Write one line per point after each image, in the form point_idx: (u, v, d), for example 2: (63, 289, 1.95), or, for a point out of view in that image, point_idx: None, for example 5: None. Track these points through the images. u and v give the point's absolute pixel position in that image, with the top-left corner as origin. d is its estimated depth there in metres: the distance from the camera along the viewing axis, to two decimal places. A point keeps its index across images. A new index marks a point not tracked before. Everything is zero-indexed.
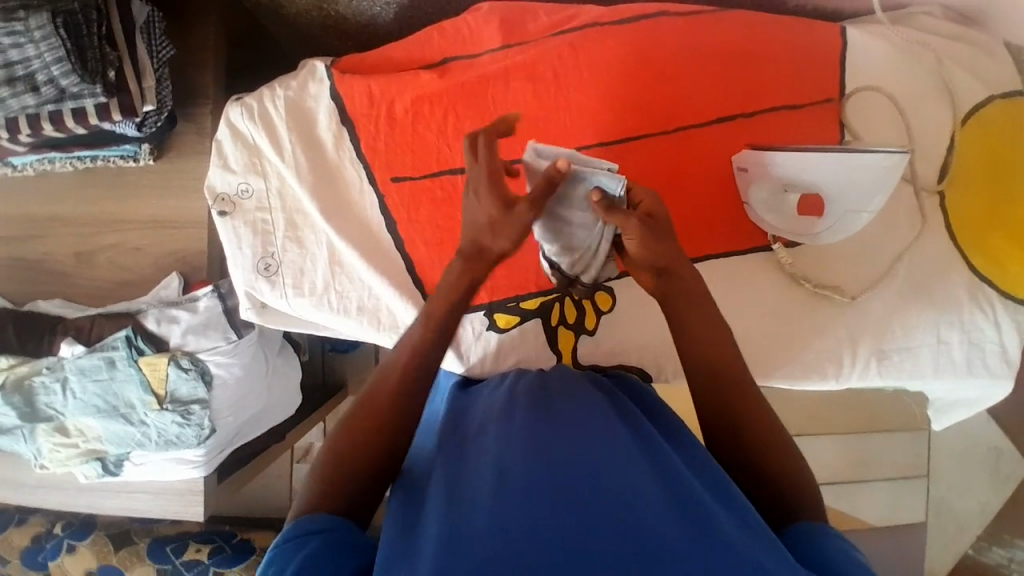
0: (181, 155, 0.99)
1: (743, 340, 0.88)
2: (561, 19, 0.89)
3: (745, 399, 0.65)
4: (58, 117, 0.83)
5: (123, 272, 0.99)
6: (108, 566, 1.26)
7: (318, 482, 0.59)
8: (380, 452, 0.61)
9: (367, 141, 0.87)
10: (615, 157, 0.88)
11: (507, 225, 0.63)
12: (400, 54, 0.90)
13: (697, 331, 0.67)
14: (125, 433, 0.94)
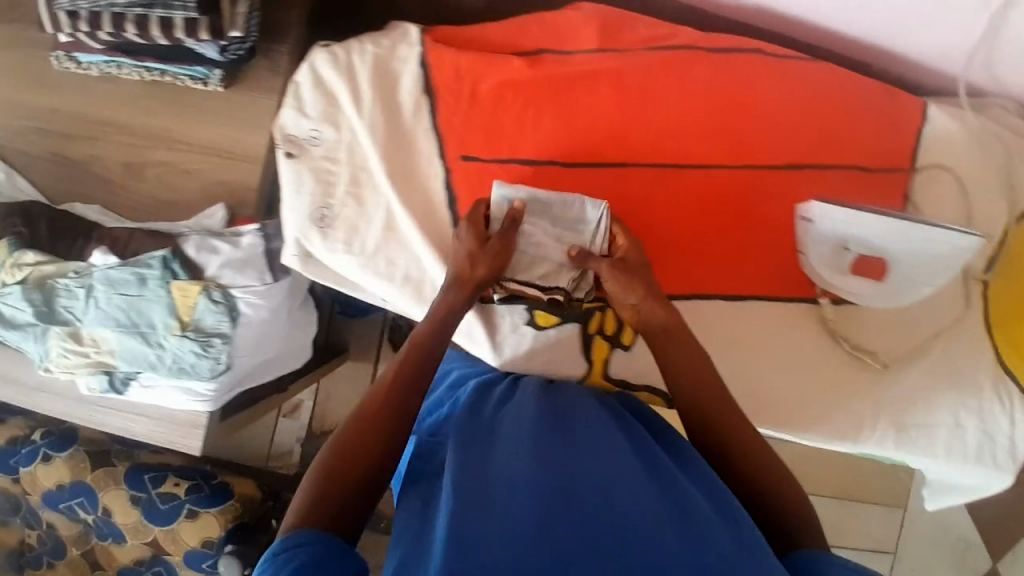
0: (252, 87, 0.97)
1: (773, 386, 0.89)
2: (657, 34, 0.89)
3: (739, 438, 0.70)
4: (144, 22, 0.81)
5: (170, 192, 0.98)
6: (80, 482, 1.25)
7: (322, 472, 0.63)
8: (375, 458, 0.64)
9: (445, 112, 0.85)
10: (685, 181, 0.88)
11: (484, 257, 0.78)
12: (494, 37, 0.89)
13: (680, 368, 0.74)
14: (140, 353, 0.93)
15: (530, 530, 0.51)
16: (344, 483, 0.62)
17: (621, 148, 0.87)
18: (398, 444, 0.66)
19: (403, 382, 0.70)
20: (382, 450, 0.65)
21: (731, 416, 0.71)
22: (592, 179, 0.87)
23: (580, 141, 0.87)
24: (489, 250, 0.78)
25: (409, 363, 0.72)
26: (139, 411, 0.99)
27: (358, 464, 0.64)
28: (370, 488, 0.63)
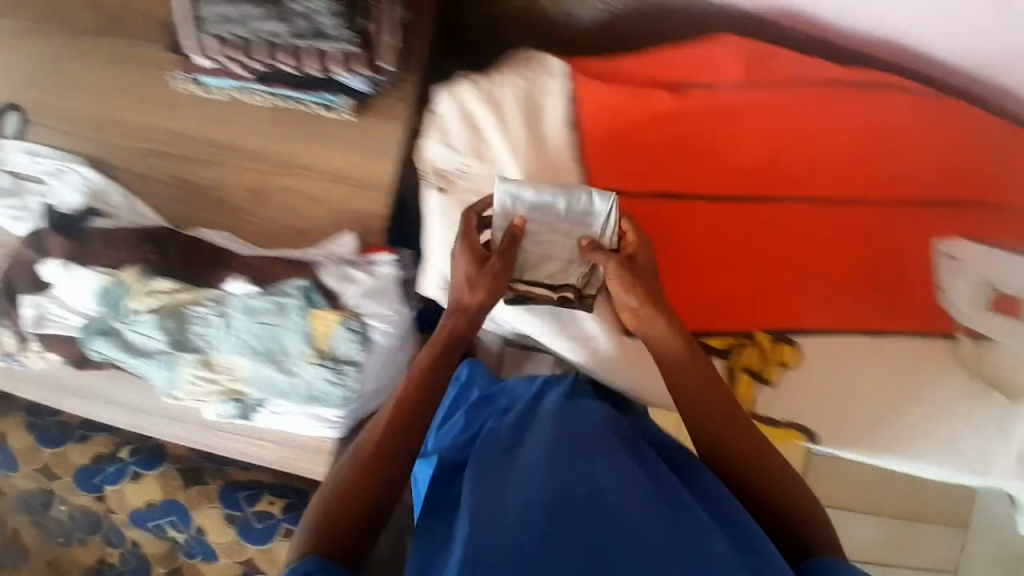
0: (381, 114, 0.97)
1: (901, 418, 0.88)
2: (800, 70, 0.88)
3: (743, 456, 0.70)
4: (298, 56, 0.80)
5: (296, 219, 0.98)
6: (173, 501, 1.28)
7: (332, 502, 0.67)
8: (376, 488, 0.68)
9: (594, 146, 0.85)
10: (828, 216, 0.87)
11: (483, 279, 0.77)
12: (639, 69, 0.89)
13: (683, 389, 0.73)
14: (273, 380, 0.94)
15: (546, 546, 0.54)
16: (338, 510, 0.66)
17: (761, 182, 0.87)
18: (399, 470, 0.69)
19: (406, 414, 0.72)
20: (382, 483, 0.68)
21: (738, 439, 0.71)
22: (733, 212, 0.87)
23: (725, 176, 0.86)
24: (486, 272, 0.77)
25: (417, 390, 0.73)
26: (266, 436, 1.01)
27: (367, 488, 0.67)
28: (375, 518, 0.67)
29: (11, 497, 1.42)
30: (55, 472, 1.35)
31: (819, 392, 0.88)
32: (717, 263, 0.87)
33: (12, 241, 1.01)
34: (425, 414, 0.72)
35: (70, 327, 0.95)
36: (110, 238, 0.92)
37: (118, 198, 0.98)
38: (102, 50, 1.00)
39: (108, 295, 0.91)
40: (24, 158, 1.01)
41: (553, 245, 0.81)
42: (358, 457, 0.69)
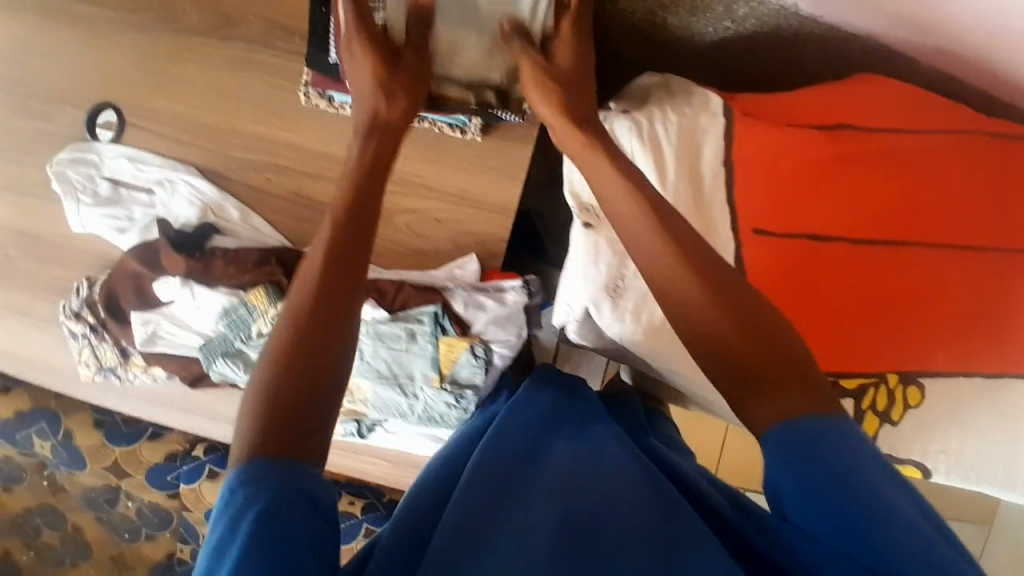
0: (510, 136, 0.94)
1: (1000, 449, 0.93)
2: (935, 116, 0.87)
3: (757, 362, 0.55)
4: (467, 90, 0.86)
5: (419, 241, 0.97)
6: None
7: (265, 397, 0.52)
8: (305, 358, 0.54)
9: (741, 184, 0.84)
10: (950, 262, 0.86)
11: (397, 74, 0.75)
12: (783, 107, 0.87)
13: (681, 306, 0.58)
14: (396, 403, 0.94)
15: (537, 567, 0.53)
16: (273, 400, 0.52)
17: (900, 226, 0.85)
18: (329, 330, 0.56)
19: (332, 255, 0.59)
20: (307, 359, 0.54)
21: (742, 353, 0.55)
22: (872, 256, 0.85)
23: (864, 219, 0.85)
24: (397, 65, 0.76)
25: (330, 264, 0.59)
26: (380, 455, 1.02)
27: (301, 352, 0.54)
28: (305, 405, 0.53)
29: (73, 494, 1.41)
30: (127, 470, 1.36)
31: (936, 433, 0.93)
32: (851, 305, 0.86)
33: (115, 251, 0.97)
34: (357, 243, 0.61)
35: (187, 346, 0.93)
36: (233, 257, 0.90)
37: (234, 212, 0.95)
38: (215, 53, 0.94)
39: (231, 317, 0.89)
40: (126, 165, 0.95)
41: (469, 23, 0.82)
42: (281, 342, 0.54)
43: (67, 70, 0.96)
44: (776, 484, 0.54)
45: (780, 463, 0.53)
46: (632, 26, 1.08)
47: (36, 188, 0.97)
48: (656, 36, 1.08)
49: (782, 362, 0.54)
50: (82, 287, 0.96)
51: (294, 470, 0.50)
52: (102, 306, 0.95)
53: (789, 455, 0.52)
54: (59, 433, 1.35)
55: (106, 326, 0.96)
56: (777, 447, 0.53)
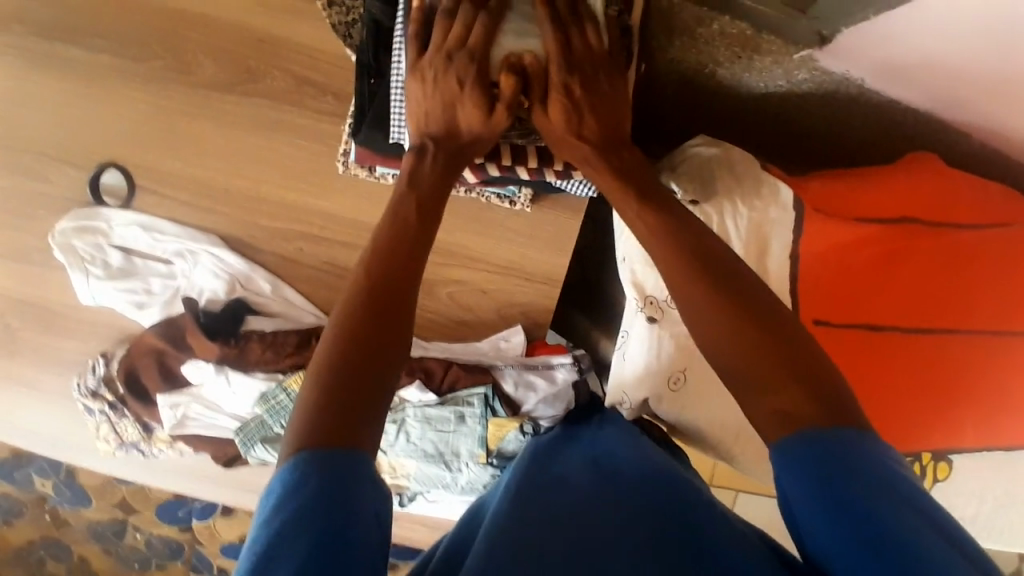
0: (561, 207, 0.90)
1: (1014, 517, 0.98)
2: (986, 208, 0.86)
3: (763, 371, 0.53)
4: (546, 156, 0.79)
5: (464, 312, 0.93)
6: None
7: (326, 379, 0.52)
8: (356, 353, 0.54)
9: (804, 280, 0.83)
10: (1002, 350, 0.85)
11: (470, 108, 0.68)
12: (854, 196, 0.85)
13: (690, 294, 0.57)
14: (440, 478, 0.92)
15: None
16: (340, 381, 0.52)
17: (949, 314, 0.84)
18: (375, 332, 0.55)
19: (396, 258, 0.60)
20: (357, 351, 0.54)
21: (751, 359, 0.53)
22: (919, 343, 0.85)
23: (919, 311, 0.84)
24: (475, 93, 0.68)
25: (396, 259, 0.60)
26: (416, 518, 1.02)
27: (353, 343, 0.54)
28: (349, 395, 0.52)
29: (77, 527, 1.37)
30: (135, 507, 1.33)
31: (954, 501, 0.97)
32: (888, 385, 0.87)
33: (132, 323, 0.90)
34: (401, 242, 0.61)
35: (218, 428, 0.88)
36: (271, 341, 0.85)
37: (264, 285, 0.88)
38: (240, 111, 0.85)
39: (270, 403, 0.85)
40: (139, 233, 0.87)
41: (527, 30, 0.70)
42: (348, 325, 0.55)
43: (66, 124, 0.86)
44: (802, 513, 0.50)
45: (791, 479, 0.50)
46: (681, 74, 1.02)
47: (37, 255, 0.89)
48: (701, 84, 1.03)
49: (796, 378, 0.52)
50: (97, 364, 0.90)
51: (336, 465, 0.49)
52: (121, 383, 0.89)
53: (800, 473, 0.49)
54: (61, 472, 1.30)
55: (126, 402, 0.90)
56: (785, 465, 0.50)
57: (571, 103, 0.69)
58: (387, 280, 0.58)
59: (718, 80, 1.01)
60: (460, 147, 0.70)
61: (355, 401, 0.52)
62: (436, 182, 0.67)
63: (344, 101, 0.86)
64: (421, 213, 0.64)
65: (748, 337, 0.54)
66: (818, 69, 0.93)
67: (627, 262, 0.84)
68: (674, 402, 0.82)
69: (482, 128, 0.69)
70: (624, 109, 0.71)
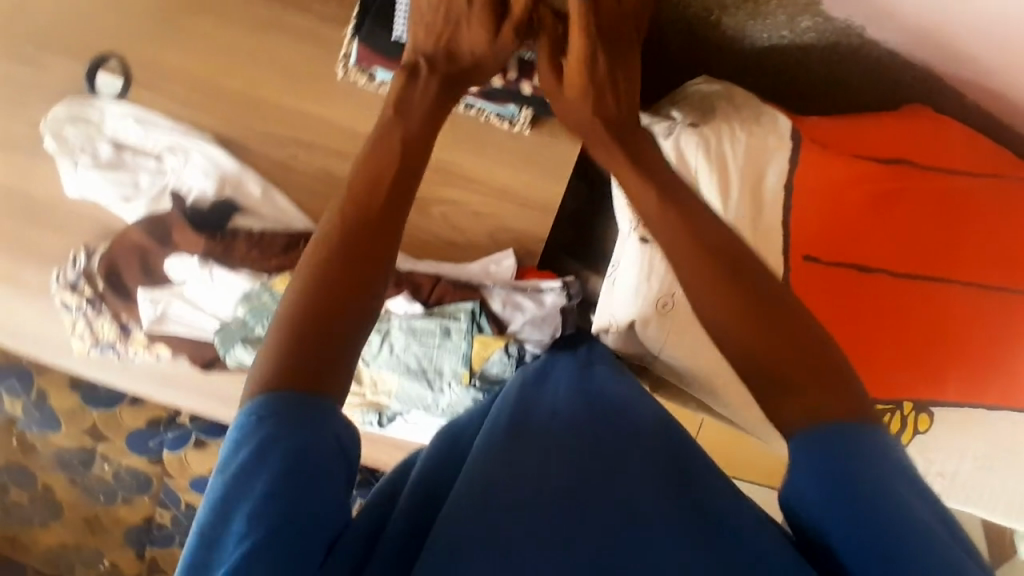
0: (561, 131, 0.89)
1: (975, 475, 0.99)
2: (972, 158, 0.88)
3: (736, 322, 0.55)
4: None
5: (455, 232, 0.92)
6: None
7: (292, 324, 0.52)
8: (337, 299, 0.54)
9: (798, 213, 0.84)
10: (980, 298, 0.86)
11: (475, 28, 0.69)
12: (846, 137, 0.88)
13: (671, 247, 0.60)
14: (421, 397, 0.91)
15: (530, 542, 0.49)
16: (307, 324, 0.52)
17: (934, 261, 0.86)
18: (357, 280, 0.55)
19: (386, 200, 0.60)
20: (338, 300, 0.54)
21: (742, 336, 0.55)
22: (911, 291, 0.86)
23: (905, 254, 0.86)
24: (481, 14, 0.68)
25: (371, 214, 0.59)
26: (393, 442, 1.02)
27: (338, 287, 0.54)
28: (322, 338, 0.52)
29: (44, 454, 1.34)
30: (106, 435, 1.30)
31: (931, 454, 0.97)
32: (880, 340, 0.87)
33: (117, 219, 0.89)
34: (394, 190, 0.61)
35: (199, 328, 0.86)
36: (258, 240, 0.83)
37: (254, 188, 0.86)
38: (246, 11, 0.86)
39: (253, 302, 0.82)
40: (132, 126, 0.86)
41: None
42: (320, 270, 0.55)
43: (70, 12, 0.85)
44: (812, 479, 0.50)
45: (820, 450, 0.50)
46: (684, 20, 1.04)
47: (26, 142, 0.88)
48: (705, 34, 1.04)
49: (795, 366, 0.53)
50: (79, 257, 0.88)
51: (298, 414, 0.49)
52: (101, 277, 0.87)
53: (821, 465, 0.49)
54: (31, 392, 1.27)
55: (105, 299, 0.88)
56: (800, 453, 0.50)
57: (588, 62, 0.68)
58: (359, 231, 0.58)
59: (723, 29, 1.03)
60: (458, 72, 0.71)
61: (327, 349, 0.52)
62: (423, 120, 0.67)
63: (349, 8, 0.85)
64: (400, 166, 0.63)
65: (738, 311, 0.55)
66: (820, 14, 0.96)
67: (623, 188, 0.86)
68: (662, 325, 0.82)
69: (483, 56, 0.70)
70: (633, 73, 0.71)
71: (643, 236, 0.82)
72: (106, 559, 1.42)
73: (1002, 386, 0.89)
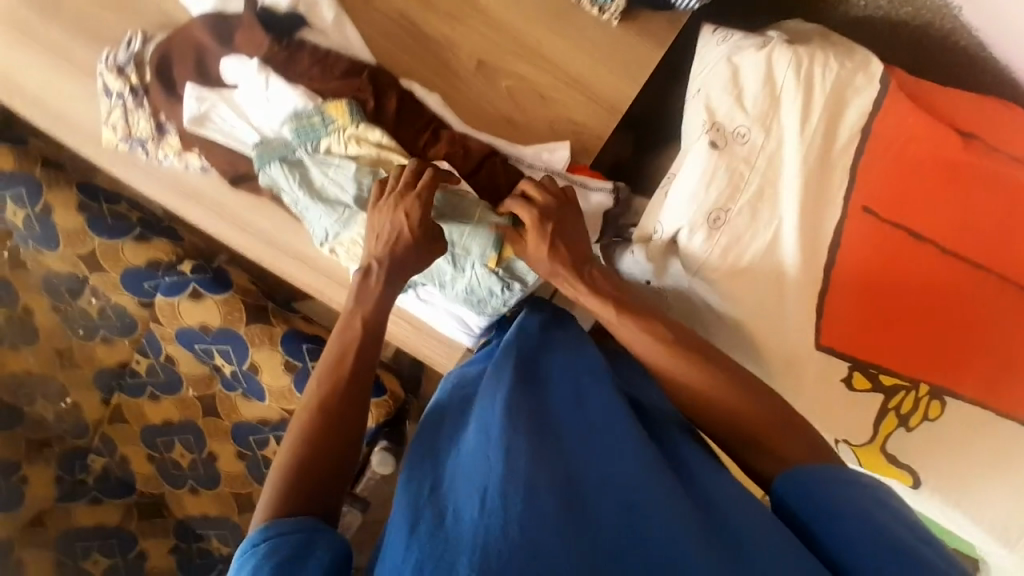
0: (647, 31, 0.88)
1: (971, 486, 0.88)
2: None
3: (719, 413, 0.74)
4: None
5: (516, 110, 0.88)
6: (232, 331, 1.24)
7: (280, 490, 0.65)
8: (316, 456, 0.68)
9: (867, 160, 0.83)
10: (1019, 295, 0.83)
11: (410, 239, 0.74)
12: (930, 97, 0.87)
13: (659, 352, 0.77)
14: (439, 272, 0.88)
15: (540, 543, 0.56)
16: (293, 482, 0.66)
17: (982, 246, 0.84)
18: (330, 450, 0.68)
19: (364, 353, 0.74)
20: (320, 463, 0.67)
21: (738, 409, 0.73)
22: (952, 269, 0.83)
23: (957, 232, 0.84)
24: (417, 231, 0.73)
25: (340, 390, 0.72)
26: (399, 315, 1.00)
27: (318, 447, 0.68)
28: (310, 492, 0.65)
29: (34, 274, 1.30)
30: (101, 266, 1.25)
31: (946, 459, 0.89)
32: (909, 315, 0.84)
33: (183, 16, 0.85)
34: (369, 342, 0.76)
35: (237, 142, 0.82)
36: (322, 59, 0.80)
37: (328, 15, 0.82)
38: None
39: (302, 121, 0.77)
40: None
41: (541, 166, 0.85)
42: (298, 439, 0.69)
43: None
44: (813, 486, 0.66)
45: (817, 474, 0.66)
46: None
47: None
48: None
49: (779, 432, 0.70)
50: (134, 41, 0.84)
51: (291, 536, 0.61)
52: (152, 68, 0.83)
53: (801, 495, 0.66)
54: (38, 205, 1.23)
55: (148, 91, 0.83)
56: (809, 473, 0.66)
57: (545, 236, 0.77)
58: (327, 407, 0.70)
59: None
60: (403, 264, 0.75)
61: (319, 495, 0.66)
62: (382, 304, 0.77)
63: None
64: (363, 340, 0.75)
65: (726, 387, 0.73)
66: None
67: (702, 91, 0.85)
68: (708, 239, 0.82)
69: (427, 255, 0.76)
70: (578, 225, 0.79)
71: (715, 142, 0.82)
72: (70, 398, 1.37)
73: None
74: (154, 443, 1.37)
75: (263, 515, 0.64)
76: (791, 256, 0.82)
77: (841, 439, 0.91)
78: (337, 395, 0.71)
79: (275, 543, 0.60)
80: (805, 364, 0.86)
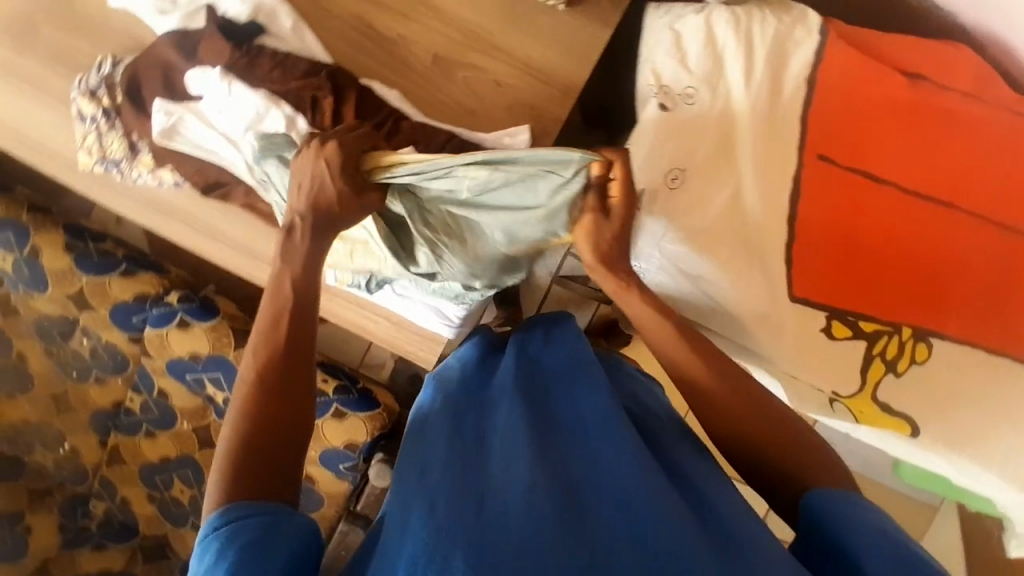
0: (592, 12, 0.91)
1: (974, 429, 0.86)
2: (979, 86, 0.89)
3: (707, 399, 0.72)
4: None
5: (472, 98, 0.91)
6: (222, 357, 1.24)
7: (229, 469, 0.59)
8: (261, 431, 0.62)
9: (818, 108, 0.85)
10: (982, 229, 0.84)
11: (334, 193, 0.69)
12: (874, 43, 0.91)
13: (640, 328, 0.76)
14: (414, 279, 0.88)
15: (535, 546, 0.55)
16: (240, 462, 0.60)
17: (946, 185, 0.85)
18: (278, 424, 0.63)
19: (298, 308, 0.68)
20: (273, 441, 0.62)
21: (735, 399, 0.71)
22: (914, 207, 0.84)
23: (917, 172, 0.84)
24: (340, 182, 0.68)
25: (280, 351, 0.66)
26: (381, 315, 1.02)
27: (267, 423, 0.62)
28: (268, 477, 0.60)
29: (24, 320, 1.31)
30: (90, 303, 1.28)
31: (944, 404, 0.87)
32: (881, 258, 0.83)
33: (151, 38, 0.90)
34: (306, 302, 0.69)
35: (205, 152, 0.84)
36: (282, 61, 0.83)
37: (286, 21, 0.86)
38: None
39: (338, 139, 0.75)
40: None
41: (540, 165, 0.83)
42: (241, 413, 0.63)
43: None
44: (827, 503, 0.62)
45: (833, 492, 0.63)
46: None
47: None
48: None
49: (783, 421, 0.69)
50: (104, 64, 0.88)
51: (248, 524, 0.55)
52: (121, 89, 0.86)
53: (804, 511, 0.63)
54: (26, 248, 1.26)
55: (120, 112, 0.87)
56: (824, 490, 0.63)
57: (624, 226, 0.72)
58: (266, 376, 0.64)
59: None
60: (329, 220, 0.70)
61: (274, 477, 0.60)
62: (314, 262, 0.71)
63: None
64: (295, 302, 0.69)
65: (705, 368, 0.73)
66: None
67: (649, 59, 0.89)
68: (668, 200, 0.84)
69: (355, 210, 0.70)
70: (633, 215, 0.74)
71: (664, 104, 0.85)
72: (67, 443, 1.37)
73: (1001, 327, 0.84)
74: (153, 481, 1.35)
75: (213, 500, 0.58)
76: (753, 211, 0.84)
77: (831, 393, 0.89)
78: (279, 364, 0.65)
79: (237, 528, 0.55)
80: (782, 316, 0.85)
